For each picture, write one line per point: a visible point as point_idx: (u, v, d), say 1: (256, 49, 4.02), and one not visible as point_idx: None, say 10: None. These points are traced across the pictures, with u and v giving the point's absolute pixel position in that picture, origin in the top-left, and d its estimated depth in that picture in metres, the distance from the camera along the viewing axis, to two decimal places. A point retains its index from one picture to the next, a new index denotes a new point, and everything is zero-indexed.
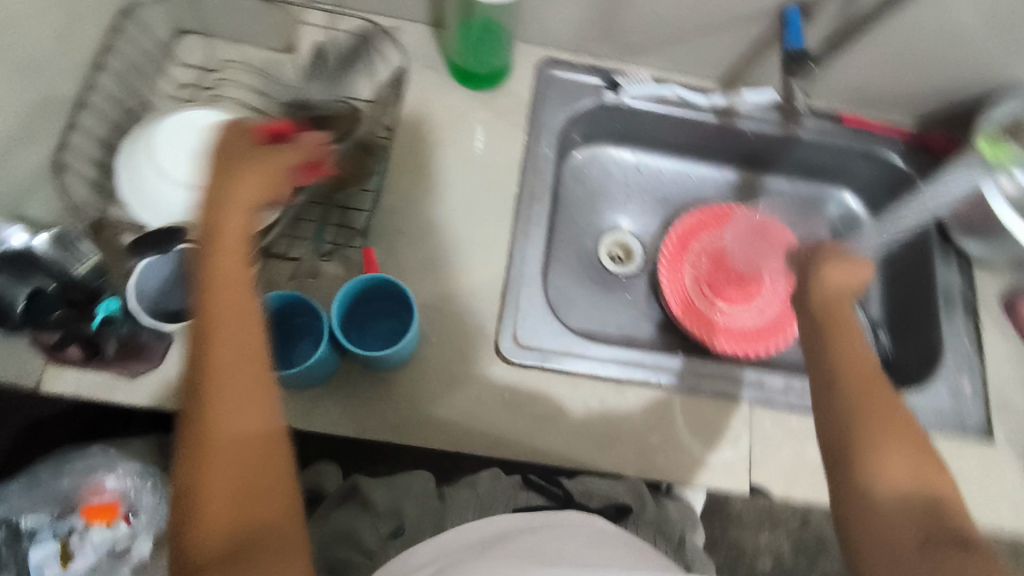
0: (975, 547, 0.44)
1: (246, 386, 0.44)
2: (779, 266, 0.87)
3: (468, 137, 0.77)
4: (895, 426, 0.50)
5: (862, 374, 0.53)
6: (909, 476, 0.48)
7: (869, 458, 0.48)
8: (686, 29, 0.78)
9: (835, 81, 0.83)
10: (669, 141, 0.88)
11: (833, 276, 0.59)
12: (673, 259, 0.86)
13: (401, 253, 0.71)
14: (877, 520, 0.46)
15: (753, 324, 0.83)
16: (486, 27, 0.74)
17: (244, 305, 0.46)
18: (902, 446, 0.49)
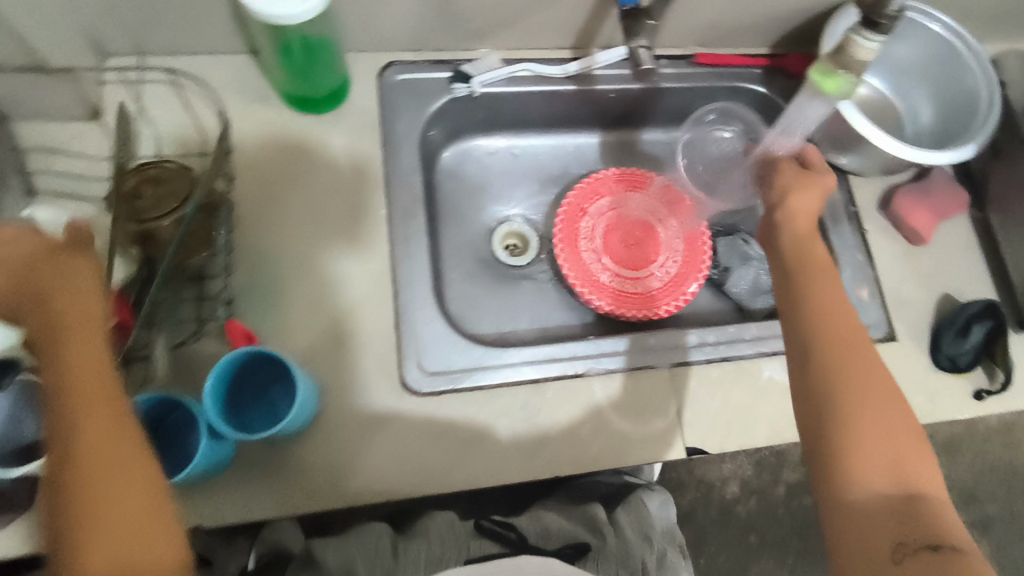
0: (946, 549, 0.48)
1: (118, 497, 0.45)
2: (673, 213, 0.86)
3: (327, 163, 0.72)
4: (879, 429, 0.53)
5: (849, 371, 0.55)
6: (888, 479, 0.51)
7: (850, 463, 0.52)
8: (524, 8, 0.74)
9: (685, 28, 0.81)
10: (534, 118, 0.85)
11: (793, 228, 0.63)
12: (570, 237, 0.83)
13: (280, 308, 0.66)
14: (855, 522, 0.50)
15: (660, 281, 0.82)
16: (310, 46, 0.67)
17: (111, 408, 0.47)
18: (882, 449, 0.52)
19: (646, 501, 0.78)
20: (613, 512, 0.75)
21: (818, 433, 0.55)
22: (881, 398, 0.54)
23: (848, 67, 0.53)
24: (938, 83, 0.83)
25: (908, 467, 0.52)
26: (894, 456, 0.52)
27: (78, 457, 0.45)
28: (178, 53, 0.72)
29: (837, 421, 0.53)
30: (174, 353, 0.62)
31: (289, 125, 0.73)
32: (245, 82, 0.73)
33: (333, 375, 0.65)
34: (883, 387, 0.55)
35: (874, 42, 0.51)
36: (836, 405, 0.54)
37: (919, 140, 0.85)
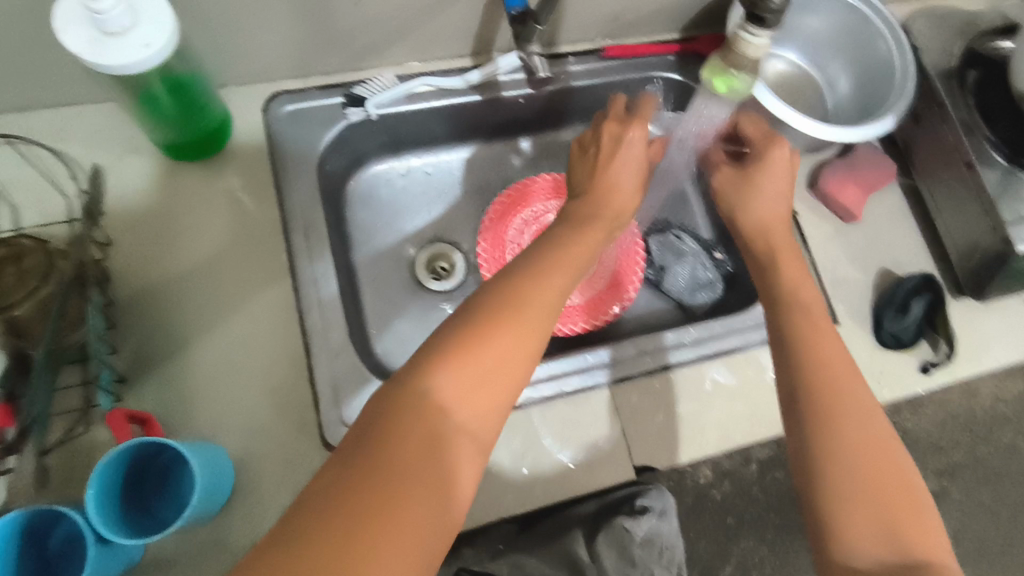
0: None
1: (514, 346, 0.47)
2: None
3: (217, 212, 0.67)
4: (874, 491, 0.50)
5: (864, 416, 0.52)
6: (885, 541, 0.48)
7: (844, 539, 0.49)
8: (407, 20, 0.69)
9: (587, 23, 0.77)
10: (443, 132, 0.80)
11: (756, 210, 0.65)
12: (496, 257, 0.79)
13: (179, 381, 0.61)
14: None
15: (598, 289, 0.80)
16: (177, 88, 0.60)
17: (568, 270, 0.53)
18: (880, 507, 0.49)
19: (632, 528, 0.61)
20: (592, 544, 0.61)
21: (811, 507, 0.51)
22: (871, 456, 0.51)
23: (739, 65, 0.54)
24: (853, 54, 0.81)
25: (905, 530, 0.49)
26: (889, 520, 0.49)
27: (531, 290, 0.49)
28: (31, 109, 0.66)
29: (841, 474, 0.50)
30: (40, 461, 0.53)
31: (168, 177, 0.67)
32: (114, 135, 0.66)
33: (245, 446, 0.60)
34: (872, 445, 0.51)
35: (760, 39, 0.51)
36: (832, 462, 0.51)
37: (842, 112, 0.83)
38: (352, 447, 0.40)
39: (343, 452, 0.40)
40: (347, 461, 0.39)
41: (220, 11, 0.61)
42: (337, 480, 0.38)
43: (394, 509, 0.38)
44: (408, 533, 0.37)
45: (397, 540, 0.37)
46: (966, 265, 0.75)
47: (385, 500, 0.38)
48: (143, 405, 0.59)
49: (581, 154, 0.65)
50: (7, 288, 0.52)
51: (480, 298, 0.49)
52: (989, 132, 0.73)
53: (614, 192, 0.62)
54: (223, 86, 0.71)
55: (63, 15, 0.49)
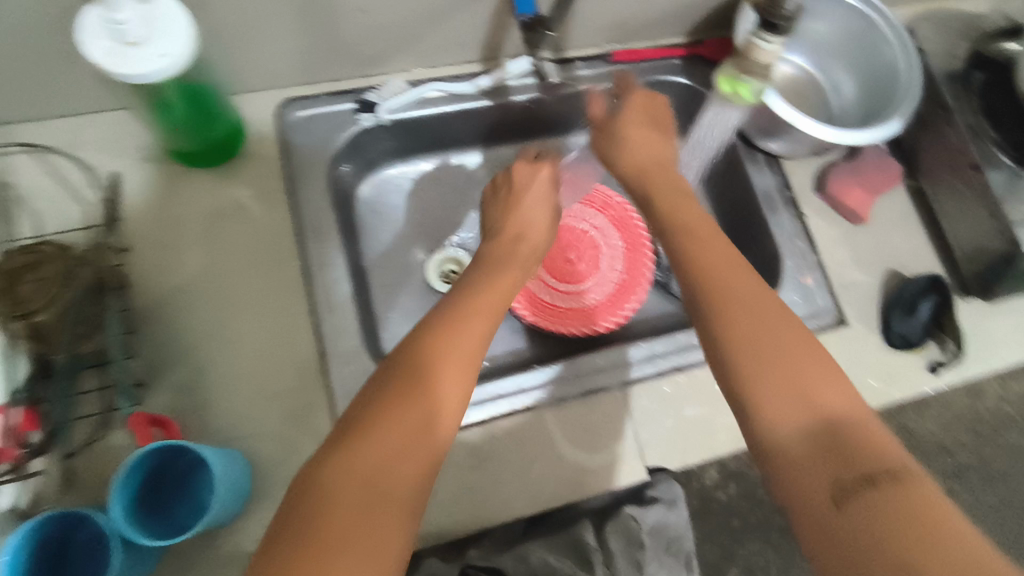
0: (884, 480, 0.40)
1: (459, 367, 0.48)
2: (610, 219, 0.83)
3: (230, 217, 0.67)
4: (792, 374, 0.46)
5: (764, 310, 0.49)
6: (807, 412, 0.44)
7: (769, 419, 0.45)
8: (417, 27, 0.69)
9: (595, 28, 0.77)
10: (452, 138, 0.80)
11: (629, 156, 0.66)
12: None
13: (194, 386, 0.61)
14: (791, 484, 0.43)
15: (607, 292, 0.79)
16: (193, 95, 0.61)
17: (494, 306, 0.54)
18: (791, 379, 0.46)
19: (641, 516, 0.63)
20: (602, 533, 0.62)
21: (737, 400, 0.47)
22: (789, 342, 0.48)
23: (751, 71, 0.55)
24: (858, 58, 0.81)
25: (821, 392, 0.45)
26: (815, 395, 0.45)
27: (457, 322, 0.50)
28: (48, 118, 0.67)
29: (750, 366, 0.47)
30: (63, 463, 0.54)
31: (181, 184, 0.67)
32: (130, 142, 0.67)
33: (261, 450, 0.60)
34: (784, 328, 0.48)
35: (772, 45, 0.52)
36: (744, 353, 0.47)
37: (848, 115, 0.83)
38: (297, 497, 0.40)
39: (291, 500, 0.40)
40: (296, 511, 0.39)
41: (233, 18, 0.61)
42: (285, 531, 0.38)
43: (353, 547, 0.38)
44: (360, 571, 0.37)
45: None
46: (971, 267, 0.76)
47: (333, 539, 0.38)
48: (159, 410, 0.60)
49: (492, 194, 0.70)
50: (29, 296, 0.52)
51: (412, 332, 0.50)
52: (995, 135, 0.74)
53: (527, 228, 0.67)
54: (235, 93, 0.72)
55: (85, 26, 0.50)
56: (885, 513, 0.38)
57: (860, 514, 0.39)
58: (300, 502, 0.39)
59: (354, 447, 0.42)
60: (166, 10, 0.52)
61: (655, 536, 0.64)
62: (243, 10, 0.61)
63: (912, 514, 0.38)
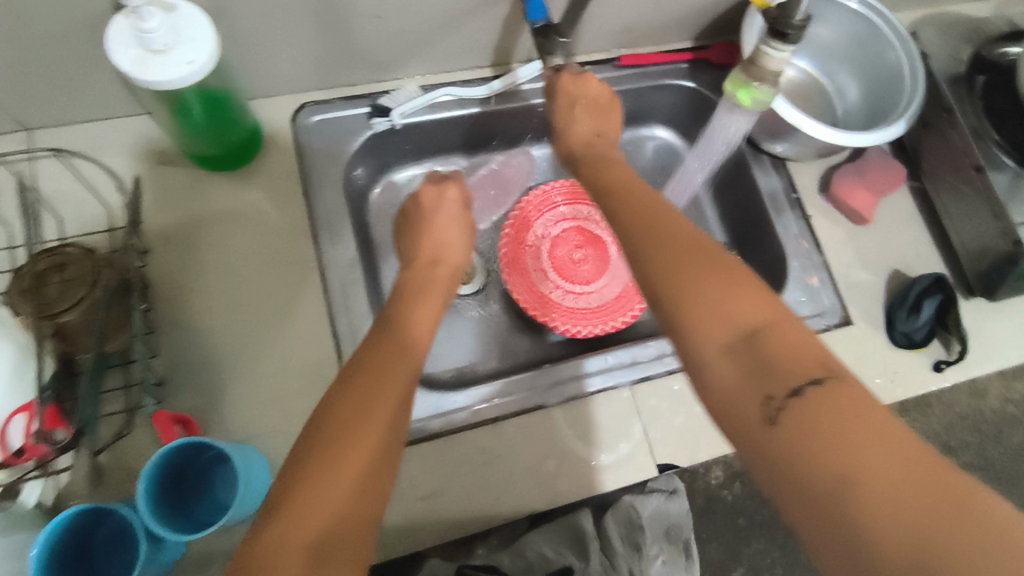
0: (803, 386, 0.40)
1: (398, 390, 0.49)
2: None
3: (248, 219, 0.69)
4: (713, 291, 0.46)
5: (681, 240, 0.50)
6: (730, 327, 0.44)
7: (698, 343, 0.45)
8: (431, 33, 0.71)
9: (604, 33, 0.79)
10: (464, 142, 0.82)
11: (573, 134, 0.69)
12: (517, 261, 0.80)
13: (216, 384, 0.63)
14: (728, 410, 0.43)
15: (615, 291, 0.80)
16: (212, 101, 0.62)
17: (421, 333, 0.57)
18: (714, 298, 0.46)
19: (639, 504, 0.67)
20: (601, 521, 0.66)
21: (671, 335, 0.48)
22: (701, 266, 0.48)
23: (762, 79, 0.57)
24: (862, 62, 0.83)
25: (740, 303, 0.45)
26: (738, 308, 0.45)
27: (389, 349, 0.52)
28: (73, 123, 0.68)
29: (674, 290, 0.47)
30: (92, 459, 0.56)
31: (200, 187, 0.69)
32: (151, 146, 0.69)
33: (279, 447, 0.62)
34: (697, 256, 0.48)
35: (782, 53, 0.54)
36: (667, 280, 0.47)
37: (853, 118, 0.85)
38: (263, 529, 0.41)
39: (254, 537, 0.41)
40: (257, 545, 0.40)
41: (252, 26, 0.63)
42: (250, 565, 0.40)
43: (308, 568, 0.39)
44: None
45: None
46: (976, 267, 0.77)
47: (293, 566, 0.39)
48: (180, 409, 0.61)
49: (403, 220, 0.71)
50: (54, 297, 0.54)
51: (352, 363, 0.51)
52: (997, 137, 0.75)
53: (441, 250, 0.68)
54: (252, 98, 0.73)
55: (114, 35, 0.52)
56: (814, 419, 0.39)
57: (789, 427, 0.40)
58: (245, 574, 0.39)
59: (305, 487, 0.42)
60: (190, 19, 0.54)
61: (653, 522, 0.68)
62: (262, 18, 0.62)
63: (837, 412, 0.39)
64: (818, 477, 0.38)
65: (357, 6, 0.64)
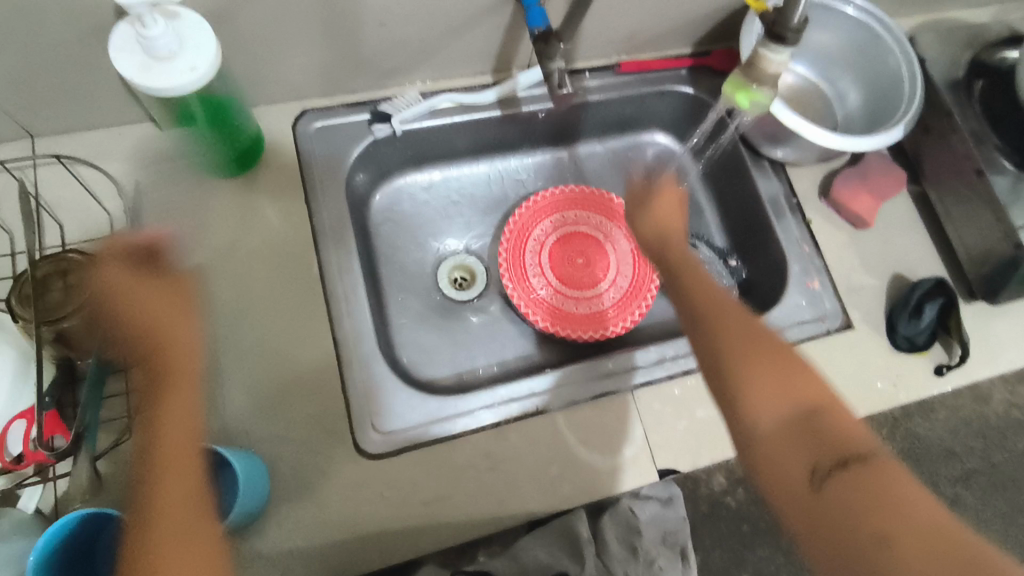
0: (849, 461, 0.48)
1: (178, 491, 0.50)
2: (616, 225, 0.84)
3: (250, 225, 0.69)
4: (771, 374, 0.53)
5: (742, 322, 0.57)
6: (785, 405, 0.52)
7: (753, 416, 0.52)
8: (433, 42, 0.71)
9: (605, 40, 0.79)
10: (465, 148, 0.83)
11: (650, 218, 0.68)
12: (517, 265, 0.80)
13: (217, 390, 0.63)
14: (776, 475, 0.50)
15: (616, 296, 0.80)
16: (214, 108, 0.63)
17: (186, 419, 0.54)
18: (773, 381, 0.53)
19: (637, 508, 0.67)
20: (599, 523, 0.66)
21: (726, 406, 0.54)
22: (761, 350, 0.55)
23: (760, 80, 0.55)
24: (862, 68, 0.83)
25: (798, 386, 0.53)
26: (791, 390, 0.53)
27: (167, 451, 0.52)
28: (76, 131, 0.69)
29: (734, 368, 0.54)
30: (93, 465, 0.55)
31: (202, 194, 0.69)
32: (154, 153, 0.69)
33: (281, 453, 0.62)
34: (759, 340, 0.55)
35: (782, 55, 0.54)
36: (733, 361, 0.54)
37: (853, 123, 0.84)
38: None
39: None
40: None
41: (257, 32, 0.63)
42: None
43: None
44: None
45: None
46: (977, 271, 0.77)
47: None
48: None
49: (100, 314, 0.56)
50: (57, 303, 0.56)
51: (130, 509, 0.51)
52: (996, 141, 0.75)
53: (157, 342, 0.55)
54: (254, 105, 0.73)
55: (118, 40, 0.53)
56: (856, 492, 0.47)
57: (836, 494, 0.47)
58: None
59: None
60: (194, 28, 0.54)
61: (649, 528, 0.68)
62: (267, 25, 0.63)
63: (877, 487, 0.47)
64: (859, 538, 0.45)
65: (362, 13, 0.64)
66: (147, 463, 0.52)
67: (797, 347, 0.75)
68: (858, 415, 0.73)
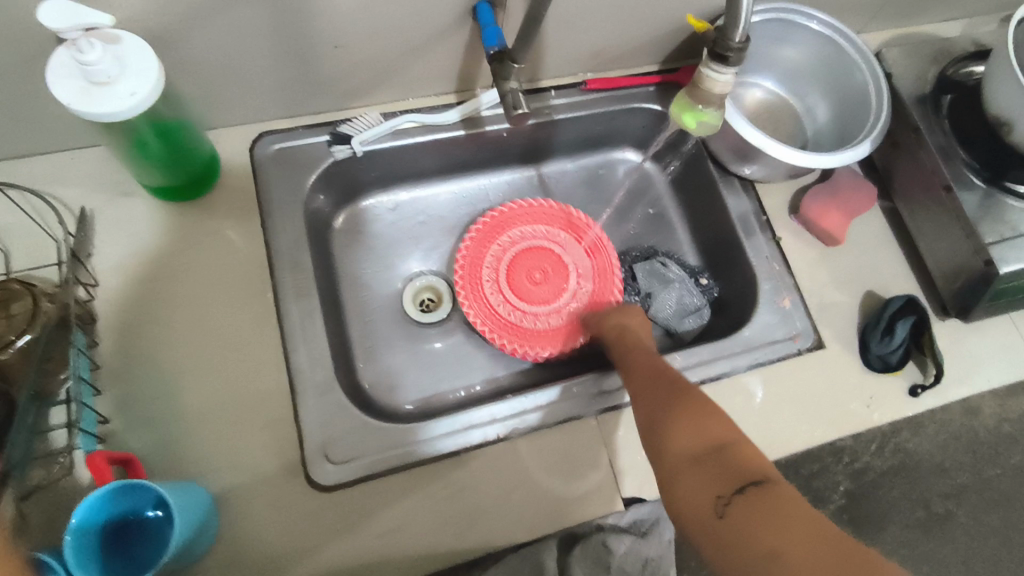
0: (753, 485, 0.47)
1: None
2: (580, 240, 0.82)
3: (203, 250, 0.68)
4: (690, 414, 0.54)
5: (669, 376, 0.59)
6: (702, 440, 0.52)
7: (668, 451, 0.52)
8: (392, 62, 0.70)
9: (570, 58, 0.78)
10: (431, 168, 0.81)
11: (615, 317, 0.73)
12: (472, 283, 0.78)
13: (165, 420, 0.61)
14: (686, 505, 0.49)
15: (574, 310, 0.78)
16: (166, 132, 0.62)
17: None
18: (691, 421, 0.53)
19: (612, 540, 0.61)
20: (567, 558, 0.60)
21: (652, 447, 0.54)
22: (678, 397, 0.56)
23: (707, 101, 0.56)
24: (831, 82, 0.82)
25: (717, 425, 0.53)
26: (705, 428, 0.53)
27: None
28: (27, 155, 0.68)
29: (654, 413, 0.56)
30: (20, 505, 0.53)
31: (155, 218, 0.68)
32: (105, 177, 0.68)
33: (232, 484, 0.60)
34: (684, 390, 0.57)
35: (725, 75, 0.54)
36: (657, 409, 0.56)
37: (822, 139, 0.84)
38: None
39: None
40: None
41: (208, 56, 0.62)
42: None
43: None
44: None
45: None
46: (950, 288, 0.75)
47: None
48: (129, 445, 0.59)
49: None
50: None
51: None
52: (966, 157, 0.74)
53: None
54: (212, 127, 0.72)
55: (56, 66, 0.51)
56: (754, 512, 0.45)
57: (737, 517, 0.45)
58: None
59: None
60: (137, 51, 0.53)
61: (626, 564, 0.61)
62: (217, 48, 0.61)
63: (777, 508, 0.45)
64: (758, 554, 0.42)
65: (316, 34, 0.63)
66: None
67: (768, 368, 0.73)
68: (831, 437, 0.71)
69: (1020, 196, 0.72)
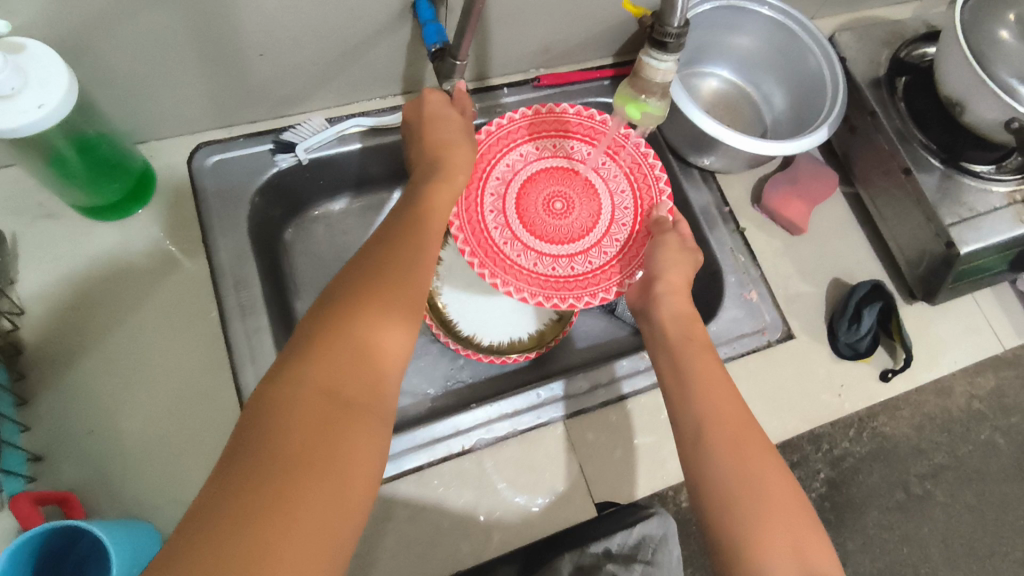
0: None
1: (373, 346, 0.48)
2: (594, 145, 0.71)
3: (139, 271, 0.64)
4: (782, 526, 0.50)
5: (758, 452, 0.53)
6: (794, 562, 0.49)
7: (754, 566, 0.49)
8: (330, 65, 0.67)
9: (518, 54, 0.76)
10: (383, 173, 0.79)
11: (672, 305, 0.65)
12: (492, 256, 0.66)
13: (101, 456, 0.57)
14: None
15: (617, 240, 0.69)
16: (87, 145, 0.58)
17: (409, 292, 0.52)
18: (786, 534, 0.50)
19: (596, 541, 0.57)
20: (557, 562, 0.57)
21: (724, 534, 0.51)
22: (779, 491, 0.52)
23: (648, 91, 0.55)
24: (785, 69, 0.81)
25: (808, 548, 0.50)
26: (799, 546, 0.50)
27: (382, 278, 0.52)
28: None
29: (740, 504, 0.51)
30: None
31: (83, 240, 0.64)
32: (25, 199, 0.63)
33: (177, 517, 0.56)
34: (780, 483, 0.52)
35: (665, 63, 0.51)
36: (744, 501, 0.51)
37: (781, 126, 0.83)
38: (241, 452, 0.40)
39: (243, 469, 0.38)
40: (253, 473, 0.38)
41: (128, 64, 0.58)
42: (237, 480, 0.38)
43: (303, 495, 0.39)
44: (315, 507, 0.39)
45: (311, 504, 0.39)
46: (915, 272, 0.75)
47: (291, 485, 0.39)
48: (62, 482, 0.56)
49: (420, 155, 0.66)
50: None
51: (326, 319, 0.48)
52: (922, 139, 0.74)
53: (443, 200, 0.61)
54: (144, 141, 0.69)
55: None
56: None
57: None
58: (226, 512, 0.37)
59: (278, 438, 0.40)
60: (42, 59, 0.50)
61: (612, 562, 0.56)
62: (135, 57, 0.58)
63: None
64: None
65: (244, 38, 0.60)
66: (367, 283, 0.51)
67: (736, 362, 0.72)
68: (804, 430, 0.70)
69: (977, 176, 0.71)
